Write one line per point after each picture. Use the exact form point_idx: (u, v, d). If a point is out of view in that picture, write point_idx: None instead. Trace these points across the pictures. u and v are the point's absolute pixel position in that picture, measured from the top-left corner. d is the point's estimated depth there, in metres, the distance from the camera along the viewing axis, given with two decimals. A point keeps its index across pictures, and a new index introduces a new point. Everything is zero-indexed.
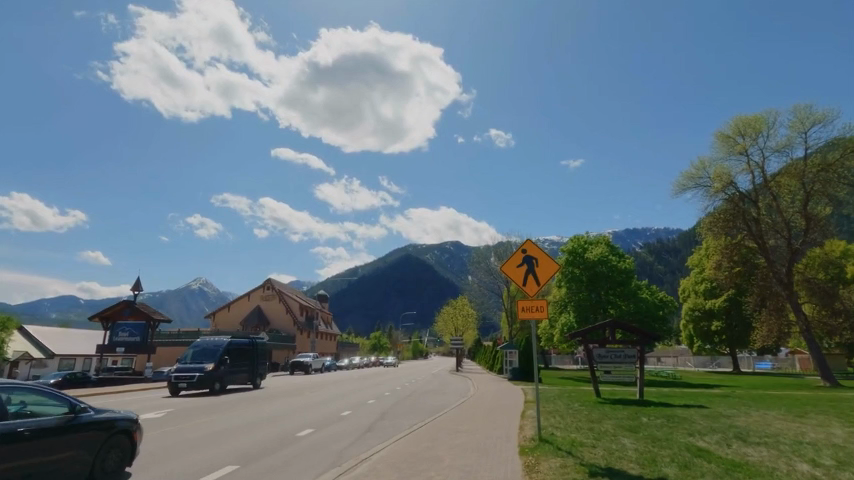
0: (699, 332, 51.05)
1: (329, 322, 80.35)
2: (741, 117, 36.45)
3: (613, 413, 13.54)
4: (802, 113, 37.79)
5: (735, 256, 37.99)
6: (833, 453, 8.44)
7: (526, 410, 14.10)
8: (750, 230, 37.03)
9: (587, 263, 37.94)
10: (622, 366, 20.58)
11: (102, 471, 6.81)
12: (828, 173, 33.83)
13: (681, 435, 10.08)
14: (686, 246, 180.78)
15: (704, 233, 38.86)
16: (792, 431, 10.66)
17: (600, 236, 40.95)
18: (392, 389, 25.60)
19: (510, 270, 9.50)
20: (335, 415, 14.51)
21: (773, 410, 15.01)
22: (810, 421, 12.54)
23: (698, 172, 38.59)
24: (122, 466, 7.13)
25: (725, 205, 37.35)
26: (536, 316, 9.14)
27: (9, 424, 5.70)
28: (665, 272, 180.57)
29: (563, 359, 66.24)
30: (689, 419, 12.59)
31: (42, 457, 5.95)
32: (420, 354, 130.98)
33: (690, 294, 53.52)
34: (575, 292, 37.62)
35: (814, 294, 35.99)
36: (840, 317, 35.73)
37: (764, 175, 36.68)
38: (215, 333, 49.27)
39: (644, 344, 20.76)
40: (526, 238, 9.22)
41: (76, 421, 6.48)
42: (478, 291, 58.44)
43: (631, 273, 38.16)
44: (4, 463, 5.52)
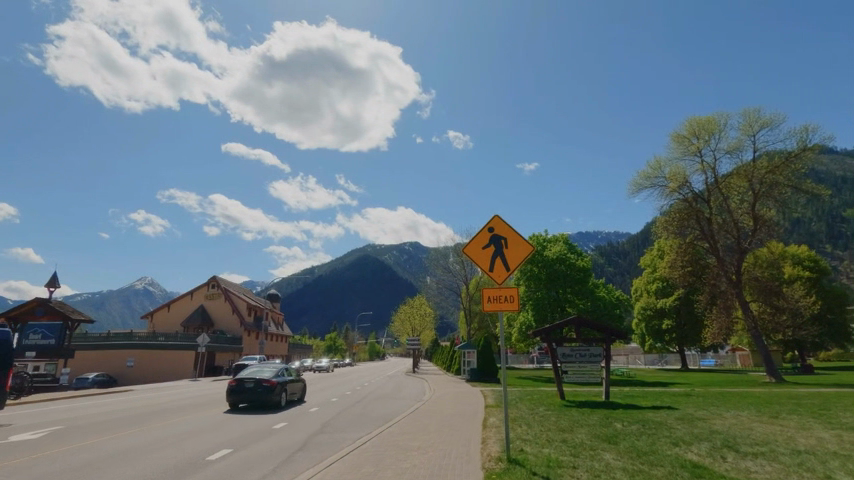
0: (651, 331, 51.87)
1: (280, 322, 76.56)
2: (695, 118, 36.82)
3: (582, 418, 12.21)
4: (751, 116, 38.68)
5: (688, 255, 38.19)
6: (843, 465, 7.32)
7: (488, 418, 12.51)
8: (702, 230, 37.51)
9: (546, 261, 37.11)
10: (587, 366, 19.43)
11: (298, 398, 19.55)
12: (775, 175, 34.52)
13: (665, 445, 8.79)
14: (635, 250, 188.20)
15: (659, 233, 39.24)
16: (780, 437, 9.65)
17: (558, 235, 40.30)
18: (342, 394, 23.59)
19: (476, 253, 7.84)
20: (267, 427, 12.43)
21: (743, 410, 14.26)
22: (789, 423, 11.67)
23: (654, 172, 38.77)
24: (300, 398, 19.87)
25: (680, 204, 37.76)
26: (504, 307, 7.47)
27: (291, 378, 18.44)
28: (615, 273, 187.38)
29: (520, 359, 66.19)
30: (665, 424, 11.44)
31: (295, 389, 18.67)
32: (377, 355, 128.73)
33: (643, 293, 54.40)
34: (534, 290, 36.91)
35: (760, 293, 36.75)
36: (784, 313, 36.38)
37: (716, 176, 37.19)
38: (150, 336, 45.02)
39: (610, 341, 19.60)
40: (492, 212, 7.59)
41: (296, 380, 19.22)
42: (435, 291, 56.88)
43: (588, 272, 37.68)
44: (293, 388, 18.29)
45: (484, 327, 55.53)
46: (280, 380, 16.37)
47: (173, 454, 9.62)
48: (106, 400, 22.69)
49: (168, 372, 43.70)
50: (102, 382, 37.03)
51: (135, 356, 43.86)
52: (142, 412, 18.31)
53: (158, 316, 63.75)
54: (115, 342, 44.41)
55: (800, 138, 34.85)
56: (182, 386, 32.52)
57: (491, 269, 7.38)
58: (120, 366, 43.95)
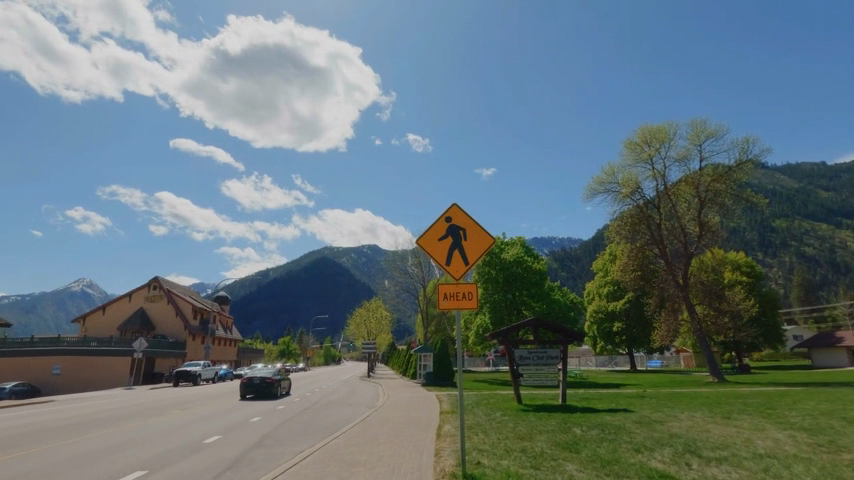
0: (602, 333, 53.20)
1: (229, 326, 73.11)
2: (647, 126, 37.91)
3: (540, 423, 11.75)
4: (699, 126, 40.31)
5: (638, 259, 39.16)
6: (808, 470, 7.05)
7: (443, 427, 11.80)
8: (652, 235, 38.54)
9: (503, 263, 37.03)
10: (544, 368, 18.99)
11: (284, 390, 25.93)
12: (720, 183, 35.95)
13: (628, 452, 8.34)
14: (588, 255, 194.83)
15: (612, 237, 40.12)
16: (738, 439, 9.47)
17: (516, 237, 40.42)
18: (289, 400, 22.28)
19: (432, 245, 7.04)
20: (199, 441, 11.20)
21: (696, 412, 14.23)
22: (742, 424, 11.62)
23: (608, 177, 39.66)
24: (285, 391, 26.23)
25: (632, 210, 38.77)
26: (462, 306, 6.74)
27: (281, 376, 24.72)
28: (568, 278, 192.85)
29: (476, 362, 66.30)
30: (624, 427, 11.08)
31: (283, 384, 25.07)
32: (332, 359, 125.82)
33: (595, 296, 55.78)
34: (490, 293, 36.75)
35: (705, 296, 38.13)
36: (726, 316, 37.88)
37: (666, 183, 38.36)
38: (81, 341, 41.23)
39: (567, 344, 19.34)
40: (450, 200, 6.84)
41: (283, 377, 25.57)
42: (392, 294, 55.98)
43: (544, 275, 37.91)
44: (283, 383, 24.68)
45: (441, 330, 55.13)
46: (277, 377, 22.73)
47: (83, 473, 8.37)
48: (22, 412, 20.31)
49: (100, 381, 40.09)
50: (22, 392, 33.52)
51: (63, 363, 40.15)
52: (60, 425, 16.37)
53: (91, 320, 59.01)
54: (40, 348, 40.51)
55: (742, 149, 36.56)
56: (114, 396, 29.88)
57: (449, 262, 6.63)
58: (45, 374, 40.09)
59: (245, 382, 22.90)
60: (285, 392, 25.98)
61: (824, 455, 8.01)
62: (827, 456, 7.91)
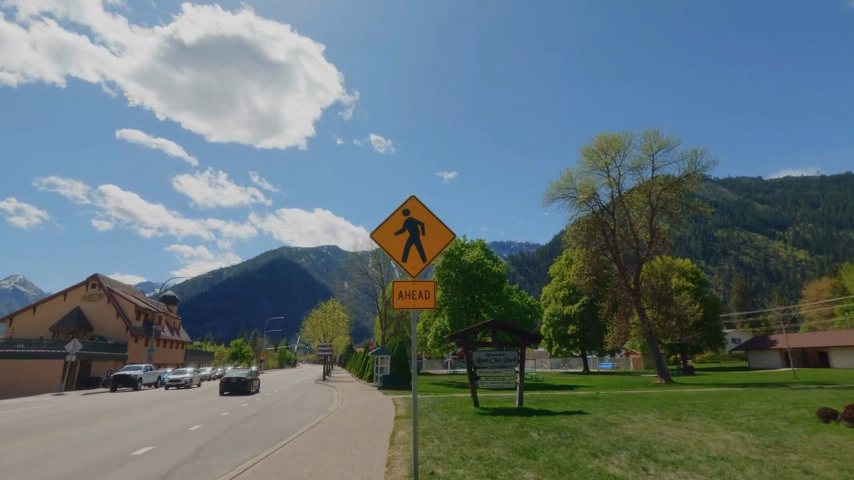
0: (558, 335, 54.36)
1: (177, 327, 69.47)
2: (604, 135, 38.91)
3: (497, 427, 11.49)
4: (652, 137, 41.82)
5: (593, 264, 40.06)
6: (759, 472, 7.05)
7: (397, 433, 11.36)
8: (606, 241, 39.53)
9: (463, 266, 37.00)
10: (502, 371, 18.79)
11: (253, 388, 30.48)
12: (670, 192, 37.31)
13: (585, 457, 8.12)
14: (545, 260, 199.82)
15: (568, 242, 40.89)
16: (691, 442, 9.51)
17: (476, 240, 40.42)
18: (236, 406, 21.08)
19: (387, 239, 6.53)
20: (129, 452, 10.26)
21: (648, 413, 14.41)
22: (692, 425, 11.78)
23: (566, 183, 40.45)
24: (255, 389, 30.95)
25: (588, 216, 39.75)
26: (420, 305, 6.27)
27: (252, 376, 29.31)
28: (525, 282, 196.84)
29: (434, 364, 66.25)
30: (580, 430, 10.97)
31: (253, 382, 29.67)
32: (287, 362, 122.38)
33: (551, 299, 56.88)
34: (450, 295, 36.57)
35: (655, 300, 39.42)
36: (674, 320, 39.29)
37: (620, 191, 39.47)
38: (5, 343, 37.78)
39: (524, 346, 19.32)
40: (408, 191, 6.33)
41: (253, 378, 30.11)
42: (350, 295, 54.83)
43: (503, 278, 38.10)
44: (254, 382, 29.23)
45: (399, 332, 54.57)
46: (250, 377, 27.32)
47: None
48: None
49: (26, 386, 36.80)
50: None
51: None
52: None
53: (19, 319, 54.28)
54: None
55: (690, 160, 38.22)
56: (41, 403, 27.37)
57: (407, 258, 6.15)
58: None
59: (223, 381, 27.40)
60: (255, 390, 30.61)
61: (773, 456, 8.10)
62: (776, 458, 7.99)
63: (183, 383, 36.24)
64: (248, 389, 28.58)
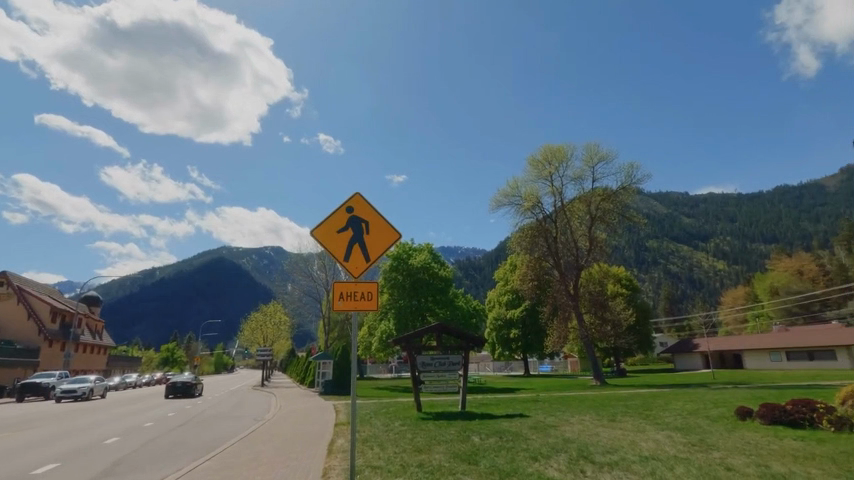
0: (501, 339, 55.47)
1: (100, 330, 64.20)
2: (549, 146, 40.22)
3: (439, 432, 11.37)
4: (592, 150, 43.77)
5: (536, 270, 41.23)
6: (687, 471, 7.33)
7: (336, 441, 10.93)
8: (549, 247, 40.74)
9: (410, 269, 36.86)
10: (445, 374, 18.71)
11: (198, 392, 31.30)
12: (608, 203, 39.14)
13: (526, 461, 8.12)
14: (490, 265, 204.43)
15: (513, 247, 41.88)
16: (625, 442, 9.83)
17: (423, 244, 40.37)
18: (162, 415, 19.60)
19: (329, 237, 6.18)
20: (32, 470, 9.22)
21: (585, 415, 14.82)
22: (625, 426, 12.25)
23: (512, 191, 41.44)
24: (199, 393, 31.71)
25: (532, 223, 40.93)
26: (361, 308, 5.94)
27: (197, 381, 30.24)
28: (471, 286, 200.12)
29: (378, 369, 65.68)
30: (520, 434, 11.06)
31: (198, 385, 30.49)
32: (223, 367, 116.63)
33: (495, 304, 58.00)
34: (396, 298, 36.31)
35: (592, 305, 41.14)
36: (609, 324, 41.15)
37: (562, 200, 40.89)
38: None
39: (468, 349, 19.33)
40: (351, 188, 6.02)
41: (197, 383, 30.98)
42: (293, 297, 53.06)
43: (449, 282, 38.27)
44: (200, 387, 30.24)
45: (343, 336, 53.50)
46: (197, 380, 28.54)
47: None
48: None
49: None
50: None
51: None
52: None
53: None
54: None
55: (626, 174, 40.37)
56: None
57: (350, 257, 5.80)
58: None
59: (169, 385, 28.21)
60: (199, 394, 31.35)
61: (698, 455, 8.52)
62: (701, 456, 8.41)
63: (80, 393, 30.54)
64: (194, 393, 29.54)
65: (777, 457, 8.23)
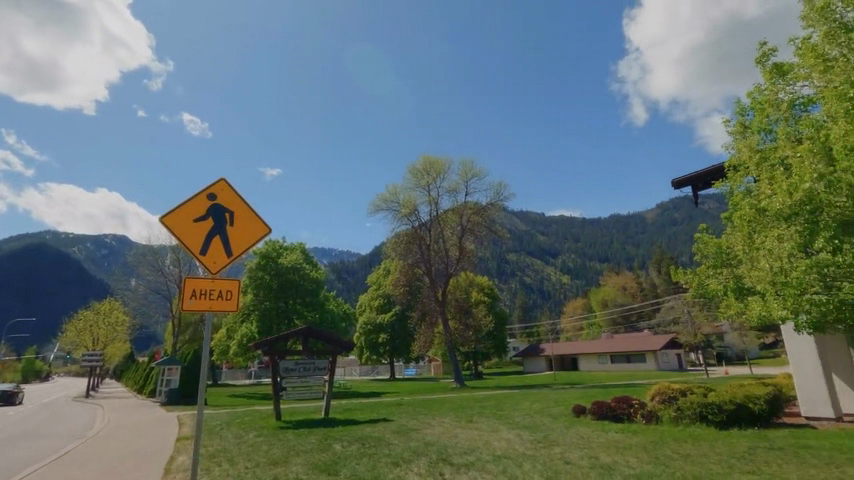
0: (369, 343, 55.54)
1: None
2: (429, 157, 41.59)
3: (299, 442, 10.78)
4: (468, 167, 46.43)
5: (409, 275, 42.16)
6: (534, 467, 7.94)
7: (178, 457, 9.69)
8: (422, 254, 41.91)
9: (279, 270, 34.83)
10: (309, 380, 17.89)
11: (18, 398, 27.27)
12: (478, 216, 41.74)
13: (387, 467, 8.01)
14: (364, 269, 204.47)
15: (388, 252, 42.35)
16: (481, 442, 10.37)
17: (296, 243, 38.50)
18: None
19: (183, 227, 5.36)
20: None
21: (445, 417, 15.36)
22: (480, 426, 13.04)
23: (390, 196, 41.92)
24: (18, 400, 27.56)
25: (408, 230, 41.88)
26: (216, 308, 5.17)
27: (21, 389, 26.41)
28: (343, 289, 197.62)
29: (235, 375, 60.80)
30: (383, 439, 10.99)
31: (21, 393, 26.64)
32: (36, 375, 97.02)
33: (366, 308, 57.87)
34: (261, 300, 34.10)
35: (457, 311, 43.29)
36: (471, 330, 43.70)
37: (437, 209, 42.46)
38: None
39: (337, 354, 18.75)
40: (217, 173, 5.30)
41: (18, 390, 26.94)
42: (137, 295, 46.41)
43: (321, 284, 36.98)
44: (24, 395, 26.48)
45: (197, 339, 48.39)
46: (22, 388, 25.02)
47: None
48: None
49: None
50: None
51: None
52: None
53: None
54: None
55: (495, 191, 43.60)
56: None
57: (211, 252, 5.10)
58: None
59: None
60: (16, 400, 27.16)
61: (543, 451, 9.34)
62: (545, 452, 9.23)
63: None
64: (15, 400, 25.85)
65: (604, 448, 9.42)
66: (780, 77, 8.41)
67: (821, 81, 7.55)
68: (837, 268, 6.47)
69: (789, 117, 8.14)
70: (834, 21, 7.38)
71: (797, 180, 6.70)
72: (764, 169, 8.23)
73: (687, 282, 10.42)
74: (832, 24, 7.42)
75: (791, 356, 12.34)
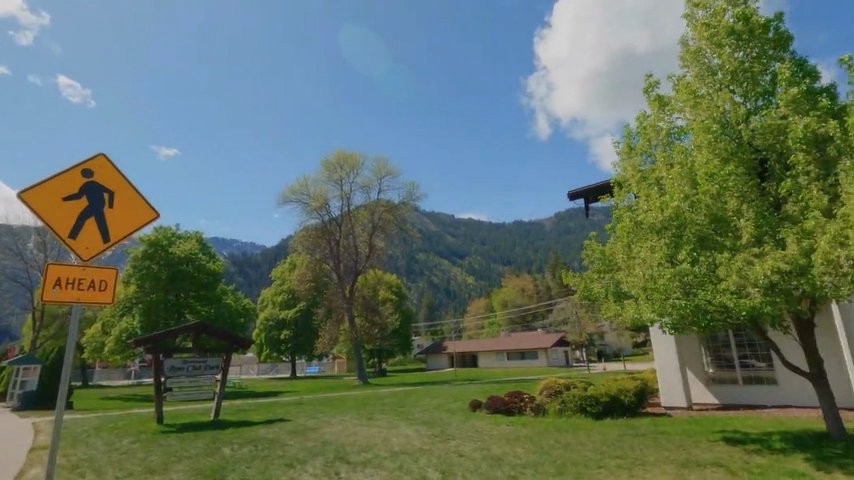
0: (269, 340, 53.08)
1: None
2: (342, 151, 40.70)
3: (183, 446, 9.98)
4: (382, 165, 46.27)
5: (316, 271, 40.99)
6: (429, 461, 8.13)
7: (29, 470, 8.42)
8: (331, 250, 40.99)
9: (170, 260, 31.72)
10: (197, 380, 16.49)
11: None
12: (390, 215, 41.70)
13: (278, 469, 7.70)
14: (268, 262, 195.07)
15: (295, 246, 40.82)
16: (379, 439, 10.39)
17: (192, 232, 35.25)
18: None
19: (47, 205, 4.55)
20: None
21: (346, 416, 15.17)
22: (381, 423, 13.05)
23: (300, 188, 40.46)
24: None
25: (317, 224, 40.71)
26: (86, 300, 4.45)
27: None
28: (243, 283, 186.50)
29: (111, 375, 54.47)
30: (278, 440, 10.51)
31: None
32: None
33: (268, 303, 55.24)
34: (147, 292, 31.02)
35: (364, 309, 42.98)
36: (377, 328, 43.49)
37: (349, 205, 41.66)
38: None
39: (232, 351, 17.45)
40: (95, 144, 4.58)
41: None
42: None
43: (218, 277, 33.91)
44: None
45: (64, 334, 42.44)
46: None
47: None
48: None
49: None
50: None
51: None
52: None
53: None
54: None
55: (408, 191, 43.91)
56: None
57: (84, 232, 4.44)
58: None
59: None
60: None
61: (439, 445, 9.60)
62: (441, 446, 9.49)
63: None
64: None
65: (496, 441, 9.95)
66: (660, 107, 9.55)
67: (691, 115, 8.70)
68: (694, 277, 7.46)
69: (665, 143, 9.26)
70: (703, 64, 8.55)
71: (669, 199, 7.70)
72: (643, 187, 9.27)
73: (575, 285, 11.38)
74: (702, 67, 8.56)
75: (656, 355, 14.02)
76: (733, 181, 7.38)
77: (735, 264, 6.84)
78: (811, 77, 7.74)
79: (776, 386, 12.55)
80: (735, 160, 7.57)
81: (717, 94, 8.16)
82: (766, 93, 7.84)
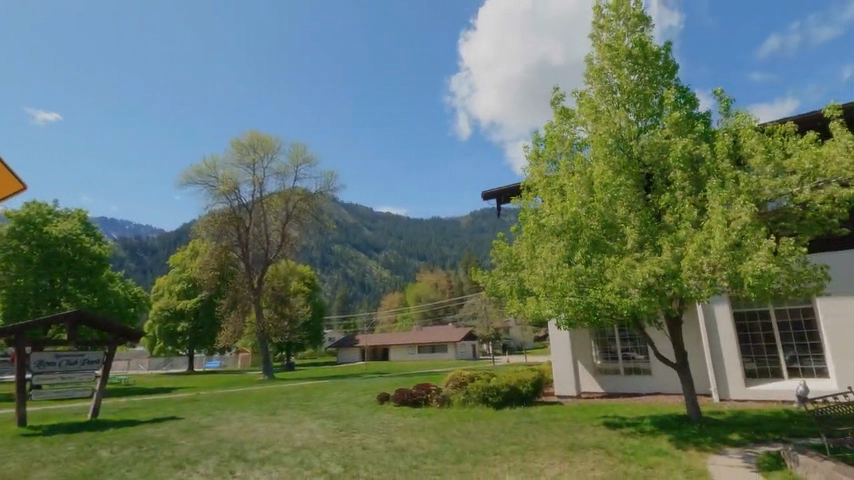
0: (164, 332, 48.94)
1: None
2: (256, 134, 38.38)
3: (50, 450, 8.86)
4: (299, 151, 44.48)
5: (221, 259, 38.54)
6: (332, 455, 8.03)
7: None
8: (239, 238, 38.75)
9: (44, 241, 27.87)
10: (72, 377, 14.67)
11: None
12: (306, 204, 39.98)
13: (165, 471, 7.12)
14: (167, 248, 179.11)
15: (198, 231, 38.09)
16: (281, 435, 10.04)
17: (73, 211, 31.18)
18: None
19: None
20: None
21: (246, 412, 14.44)
22: (285, 418, 12.62)
23: (207, 169, 37.76)
24: None
25: (225, 209, 38.21)
26: None
27: None
28: (136, 271, 169.44)
29: None
30: (167, 440, 9.71)
31: None
32: None
33: (164, 292, 50.84)
34: (13, 276, 27.08)
35: (272, 300, 41.34)
36: (286, 320, 41.75)
37: (261, 192, 39.37)
38: None
39: (117, 344, 15.76)
40: None
41: None
42: None
43: (104, 262, 30.23)
44: None
45: None
46: None
47: None
48: None
49: None
50: None
51: None
52: None
53: None
54: None
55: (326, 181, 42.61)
56: None
57: None
58: None
59: None
60: None
61: (343, 439, 9.51)
62: (345, 439, 9.40)
63: None
64: None
65: (401, 432, 10.10)
66: (566, 119, 10.25)
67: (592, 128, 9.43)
68: (586, 277, 8.12)
69: (568, 152, 10.00)
70: (605, 82, 9.30)
71: (568, 204, 8.30)
72: (548, 191, 9.89)
73: (483, 282, 11.90)
74: (603, 84, 9.31)
75: (553, 349, 15.16)
76: (623, 191, 8.19)
77: (619, 267, 7.61)
78: (690, 103, 8.78)
79: (650, 376, 14.17)
80: (624, 172, 8.39)
81: (615, 111, 8.96)
82: (654, 114, 8.80)
